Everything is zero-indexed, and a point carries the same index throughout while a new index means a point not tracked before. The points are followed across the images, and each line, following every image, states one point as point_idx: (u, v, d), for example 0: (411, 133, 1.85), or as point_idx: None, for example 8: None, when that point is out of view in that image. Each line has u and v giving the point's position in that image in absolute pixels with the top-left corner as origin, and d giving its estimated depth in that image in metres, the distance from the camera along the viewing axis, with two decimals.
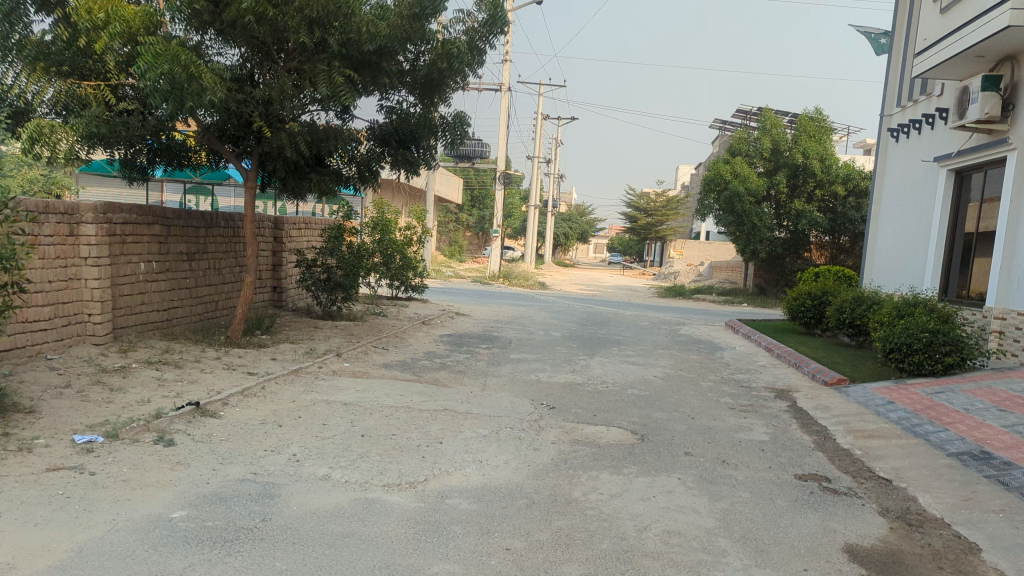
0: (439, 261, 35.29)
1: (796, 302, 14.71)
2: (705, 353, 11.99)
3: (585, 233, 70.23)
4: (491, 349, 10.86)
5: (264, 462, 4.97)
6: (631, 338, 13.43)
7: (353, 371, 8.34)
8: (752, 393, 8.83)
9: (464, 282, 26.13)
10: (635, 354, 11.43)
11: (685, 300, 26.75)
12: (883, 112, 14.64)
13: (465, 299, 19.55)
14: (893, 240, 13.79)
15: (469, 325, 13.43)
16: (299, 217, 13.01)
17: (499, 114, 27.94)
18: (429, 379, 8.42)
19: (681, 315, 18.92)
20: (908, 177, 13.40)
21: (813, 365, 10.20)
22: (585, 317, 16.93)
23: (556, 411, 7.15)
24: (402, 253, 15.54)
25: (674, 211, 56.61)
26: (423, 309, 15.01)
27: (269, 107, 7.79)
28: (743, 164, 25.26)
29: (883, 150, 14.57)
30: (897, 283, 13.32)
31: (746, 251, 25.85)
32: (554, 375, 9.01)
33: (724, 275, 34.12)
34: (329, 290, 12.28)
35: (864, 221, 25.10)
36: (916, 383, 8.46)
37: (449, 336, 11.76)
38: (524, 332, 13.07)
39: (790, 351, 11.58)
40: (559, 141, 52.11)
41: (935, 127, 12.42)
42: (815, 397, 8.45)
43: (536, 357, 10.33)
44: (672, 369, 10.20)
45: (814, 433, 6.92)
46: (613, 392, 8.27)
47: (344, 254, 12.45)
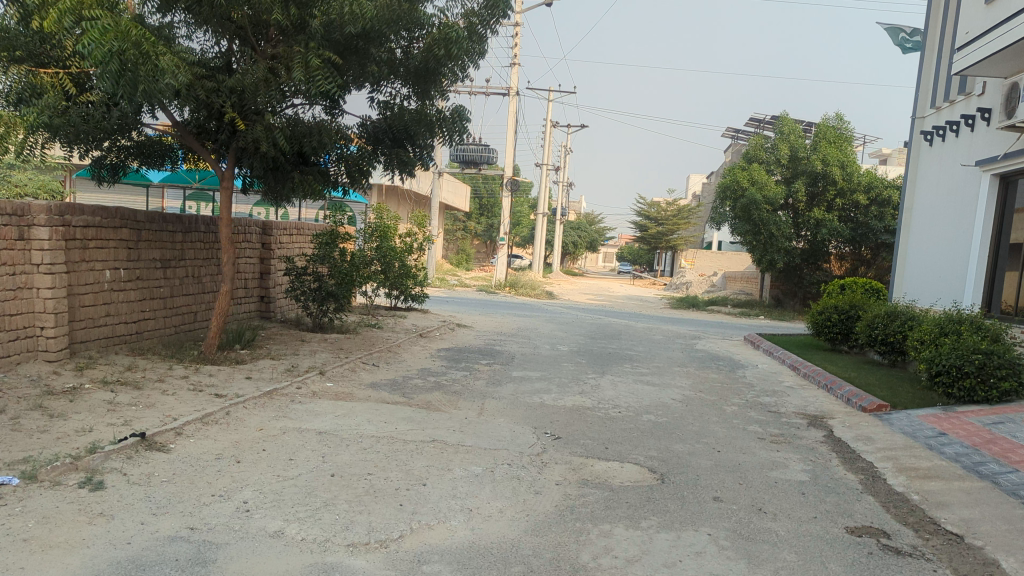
0: (445, 269, 34.46)
1: (820, 316, 13.78)
2: (725, 372, 11.05)
3: (594, 242, 69.31)
4: (493, 366, 9.98)
5: (206, 513, 4.08)
6: (644, 353, 12.51)
7: (336, 393, 7.48)
8: (782, 419, 7.90)
9: (469, 292, 25.25)
10: (649, 372, 10.52)
11: (698, 312, 25.82)
12: (915, 114, 13.77)
13: (469, 309, 18.67)
14: (927, 251, 12.84)
15: (471, 339, 12.57)
16: (290, 223, 12.23)
17: (508, 118, 27.10)
18: (421, 402, 7.54)
19: (696, 328, 18.01)
20: (944, 182, 12.49)
21: (846, 387, 9.28)
22: (595, 329, 16.02)
23: (562, 442, 6.25)
24: (401, 261, 14.70)
25: (686, 221, 55.71)
26: (422, 320, 14.15)
27: (243, 98, 6.95)
28: (761, 171, 24.35)
29: (915, 155, 13.68)
30: (931, 297, 12.37)
31: (762, 261, 24.92)
32: (560, 397, 8.12)
33: (738, 286, 33.14)
34: (319, 301, 11.44)
35: (887, 231, 24.12)
36: (967, 411, 7.55)
37: (448, 351, 10.89)
38: (529, 347, 12.18)
39: (819, 371, 10.64)
40: (569, 148, 51.24)
41: (976, 129, 11.55)
42: (854, 425, 7.54)
43: (542, 376, 9.44)
44: (690, 390, 9.29)
45: (860, 471, 6.00)
46: (626, 418, 7.36)
47: (337, 262, 11.64)
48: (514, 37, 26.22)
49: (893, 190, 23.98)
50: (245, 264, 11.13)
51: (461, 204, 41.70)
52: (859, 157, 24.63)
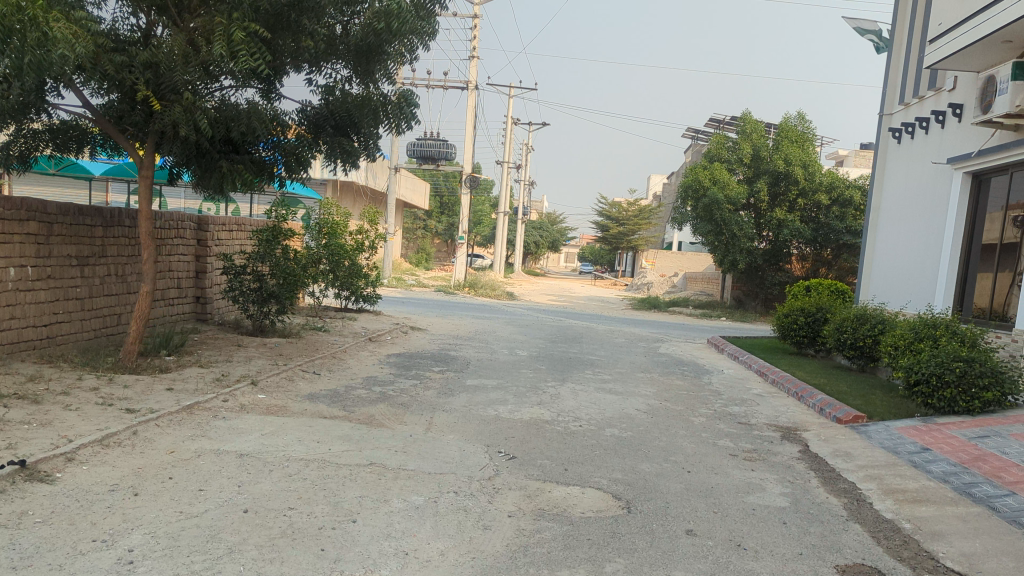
0: (403, 268, 33.64)
1: (786, 319, 13.32)
2: (691, 378, 10.50)
3: (555, 242, 68.85)
4: (445, 373, 9.29)
5: (79, 565, 3.36)
6: (606, 358, 11.90)
7: (267, 407, 6.73)
8: (754, 433, 7.34)
9: (426, 292, 24.47)
10: (612, 379, 9.91)
11: (660, 313, 25.37)
12: (882, 111, 13.42)
13: (425, 311, 17.94)
14: (894, 252, 12.49)
15: (424, 343, 11.85)
16: (229, 218, 11.43)
17: (466, 114, 26.35)
18: (363, 416, 6.83)
19: (659, 330, 17.48)
20: (912, 182, 12.16)
21: (818, 396, 8.77)
22: (555, 332, 15.39)
23: (516, 464, 5.59)
24: (351, 259, 13.92)
25: (647, 221, 55.48)
26: (373, 322, 13.39)
27: (159, 74, 6.24)
28: (723, 171, 23.97)
29: (882, 153, 13.33)
30: (900, 300, 12.00)
31: (724, 262, 24.54)
32: (516, 409, 7.47)
33: (699, 287, 32.83)
34: (259, 302, 10.66)
35: (849, 232, 23.88)
36: (949, 423, 7.04)
37: (398, 357, 10.17)
38: (485, 351, 11.50)
39: (788, 377, 10.15)
40: (530, 146, 50.67)
41: (946, 125, 11.19)
42: (831, 439, 7.01)
43: (497, 384, 8.77)
44: (655, 400, 8.70)
45: (844, 494, 5.44)
46: (588, 433, 6.74)
47: (279, 260, 10.86)
48: (473, 30, 25.55)
49: (854, 190, 23.73)
50: (177, 261, 10.32)
51: (421, 203, 40.88)
52: (821, 156, 24.37)
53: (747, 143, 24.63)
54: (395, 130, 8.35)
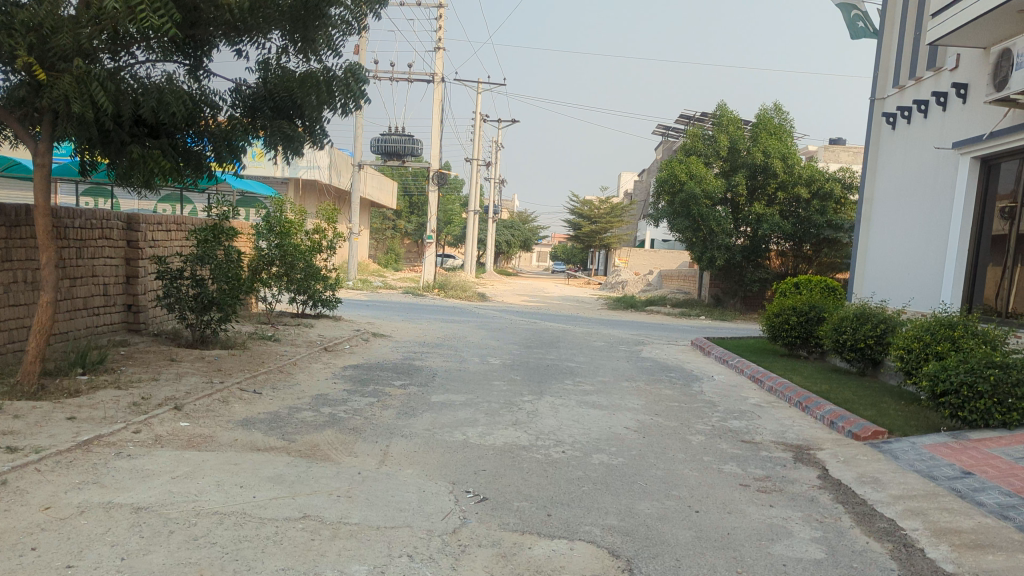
0: (370, 270, 32.41)
1: (776, 318, 12.39)
2: (681, 387, 9.51)
3: (527, 241, 67.80)
4: (407, 387, 8.22)
5: None
6: (586, 365, 10.89)
7: (189, 439, 5.62)
8: (762, 454, 6.38)
9: (393, 295, 23.31)
10: (594, 390, 8.91)
11: (637, 313, 24.44)
12: (874, 96, 12.58)
13: (389, 315, 16.80)
14: (892, 246, 11.64)
15: (385, 352, 10.76)
16: (164, 216, 10.31)
17: (433, 108, 25.20)
18: (305, 446, 5.75)
19: (639, 332, 16.50)
20: (910, 170, 11.32)
21: (825, 406, 7.85)
22: (529, 336, 14.34)
23: (487, 509, 4.56)
24: (308, 261, 12.78)
25: (619, 219, 54.61)
26: (330, 329, 12.26)
27: (47, 38, 5.25)
28: (699, 164, 23.07)
29: (875, 140, 12.48)
30: (901, 298, 11.16)
31: (702, 259, 23.67)
32: (487, 432, 6.42)
33: (675, 285, 32.01)
34: (200, 310, 9.51)
35: (830, 227, 23.08)
36: (985, 441, 6.14)
37: (356, 369, 9.08)
38: (453, 361, 10.44)
39: (787, 385, 9.22)
40: (500, 144, 49.52)
41: (949, 107, 10.35)
42: (852, 462, 6.07)
43: (465, 400, 7.71)
44: (645, 414, 7.69)
45: (886, 538, 4.47)
46: (572, 461, 5.70)
47: (220, 263, 9.71)
48: (437, 21, 24.44)
49: (834, 182, 22.88)
50: (103, 265, 9.17)
51: (388, 203, 39.63)
52: (800, 148, 23.51)
53: (723, 135, 23.76)
54: (342, 114, 7.31)
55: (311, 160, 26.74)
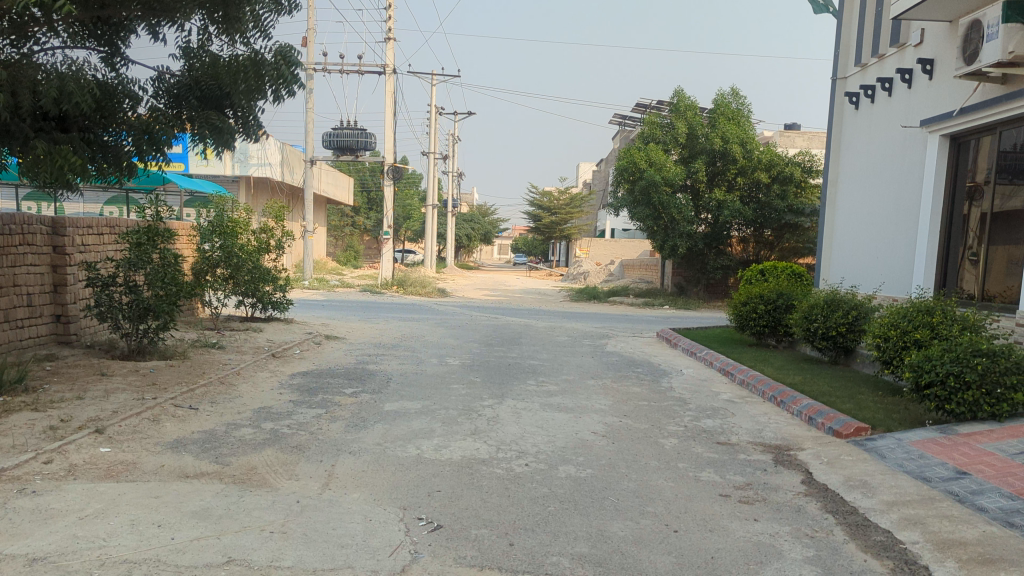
0: (327, 268, 31.59)
1: (744, 307, 12.03)
2: (649, 384, 9.06)
3: (488, 234, 67.19)
4: (358, 395, 7.65)
5: None
6: (550, 363, 10.40)
7: (109, 467, 5.01)
8: (740, 457, 5.95)
9: (350, 293, 22.60)
10: (559, 391, 8.43)
11: (600, 305, 24.03)
12: (834, 75, 12.25)
13: (344, 315, 16.10)
14: (860, 230, 11.32)
15: (337, 356, 10.16)
16: (93, 219, 9.58)
17: (385, 100, 24.50)
18: (240, 469, 5.18)
19: (603, 325, 16.05)
20: (877, 150, 11.00)
21: (803, 400, 7.47)
22: (490, 333, 13.80)
23: (443, 540, 4.05)
24: (255, 262, 12.08)
25: (578, 209, 54.29)
26: (279, 333, 11.60)
27: None
28: (658, 151, 22.68)
29: (837, 121, 12.15)
30: (871, 282, 10.84)
31: (664, 248, 23.31)
32: (444, 444, 5.90)
33: (637, 275, 31.71)
34: (136, 318, 8.74)
35: (790, 211, 22.89)
36: (976, 436, 5.82)
37: (304, 376, 8.48)
38: (409, 363, 9.88)
39: (760, 378, 8.83)
40: (456, 136, 48.76)
41: (915, 84, 10.03)
42: (837, 463, 5.68)
43: (421, 408, 7.18)
44: (612, 416, 7.22)
45: (885, 555, 4.07)
46: (536, 476, 5.20)
47: (154, 266, 8.93)
48: (387, 10, 23.70)
49: (793, 166, 22.66)
50: (26, 274, 8.43)
51: (344, 199, 38.63)
52: (758, 133, 23.25)
53: (682, 121, 23.39)
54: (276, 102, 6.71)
55: (262, 156, 25.86)
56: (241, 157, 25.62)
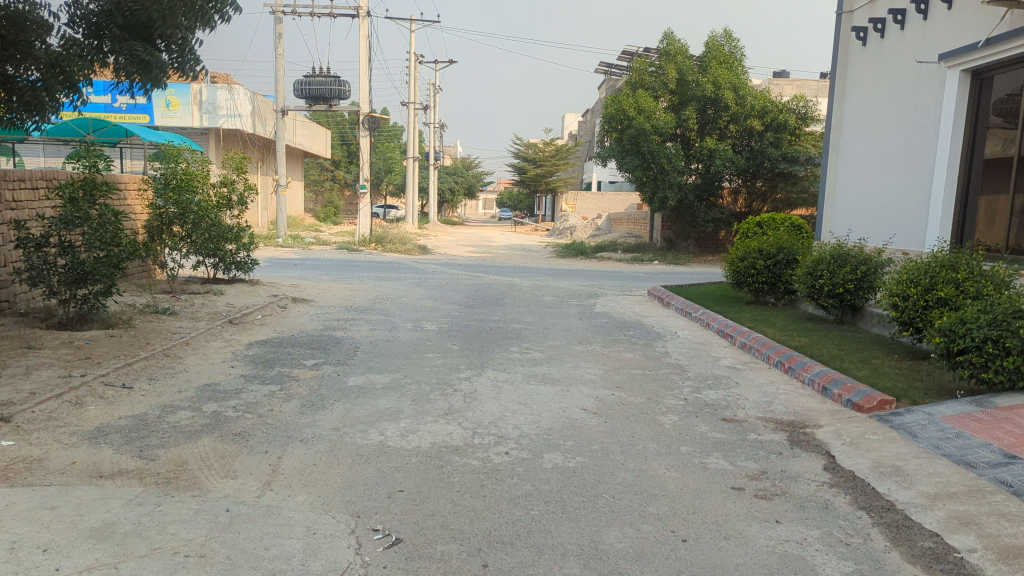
0: (304, 225, 30.55)
1: (741, 263, 11.25)
2: (642, 350, 8.30)
3: (472, 189, 66.02)
4: (321, 369, 6.85)
5: None
6: (535, 326, 9.62)
7: (7, 466, 4.19)
8: (751, 438, 5.22)
9: (327, 251, 21.69)
10: (545, 359, 7.66)
11: (587, 261, 23.24)
12: (840, 10, 11.41)
13: (318, 275, 15.22)
14: (866, 177, 10.55)
15: (304, 321, 9.34)
16: (24, 171, 8.63)
17: (359, 46, 23.30)
18: (169, 464, 4.38)
19: (591, 282, 15.27)
20: (887, 89, 10.22)
21: (815, 368, 6.75)
22: (472, 293, 12.99)
23: (400, 560, 3.28)
24: (216, 219, 11.20)
25: (564, 161, 53.28)
26: (243, 296, 10.75)
27: None
28: (647, 97, 21.72)
29: (842, 60, 11.36)
30: (879, 234, 10.12)
31: (653, 200, 22.48)
32: (412, 428, 5.11)
33: (625, 229, 30.92)
34: (73, 283, 7.84)
35: (784, 160, 22.10)
36: (1018, 411, 5.12)
37: (262, 346, 7.66)
38: (382, 328, 9.09)
39: (763, 341, 8.10)
40: (437, 87, 47.36)
41: (933, 15, 9.24)
42: (864, 445, 4.96)
43: (389, 383, 6.40)
44: (603, 389, 6.45)
45: (942, 569, 3.35)
46: (517, 468, 4.43)
47: (92, 223, 8.03)
48: None
49: (787, 113, 21.79)
50: None
51: (321, 152, 37.43)
52: (751, 78, 22.32)
53: (671, 66, 22.40)
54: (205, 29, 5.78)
55: (231, 108, 24.70)
56: (209, 108, 24.47)
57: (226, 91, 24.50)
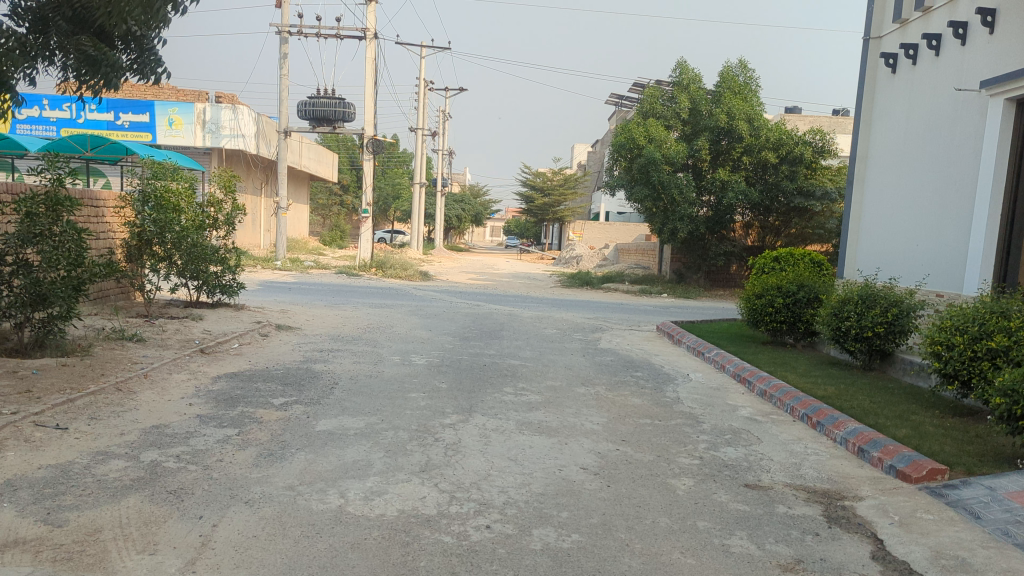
0: (306, 247, 29.91)
1: (758, 300, 10.48)
2: (651, 395, 7.51)
3: (479, 216, 65.49)
4: (290, 410, 6.08)
5: None
6: (534, 364, 8.84)
7: None
8: (782, 512, 4.42)
9: (326, 275, 21.00)
10: (542, 403, 6.88)
11: (593, 292, 22.48)
12: (867, 35, 10.79)
13: (309, 301, 14.47)
14: (896, 212, 9.81)
15: (282, 352, 8.58)
16: None
17: (366, 67, 22.77)
18: (77, 532, 3.59)
19: (597, 316, 14.47)
20: (919, 119, 9.51)
21: (848, 424, 5.97)
22: (470, 324, 12.22)
23: None
24: (199, 239, 10.49)
25: (573, 190, 52.74)
26: (223, 322, 10.00)
27: None
28: (658, 126, 21.07)
29: (869, 88, 10.72)
30: (909, 274, 9.37)
31: (663, 231, 21.74)
32: (379, 490, 4.34)
33: (632, 260, 30.19)
34: (28, 306, 7.01)
35: (799, 194, 21.40)
36: None
37: (230, 381, 6.89)
38: (367, 362, 8.32)
39: (785, 389, 7.31)
40: (447, 112, 46.93)
41: (971, 39, 8.58)
42: (916, 527, 4.17)
43: (364, 429, 5.64)
44: (607, 443, 5.66)
45: None
46: (499, 548, 3.65)
47: (56, 240, 7.20)
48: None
49: (804, 146, 21.09)
50: None
51: (327, 174, 36.93)
52: (766, 109, 21.70)
53: (684, 95, 21.79)
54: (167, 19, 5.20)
55: (234, 126, 24.16)
56: (212, 127, 23.91)
57: (230, 110, 23.97)
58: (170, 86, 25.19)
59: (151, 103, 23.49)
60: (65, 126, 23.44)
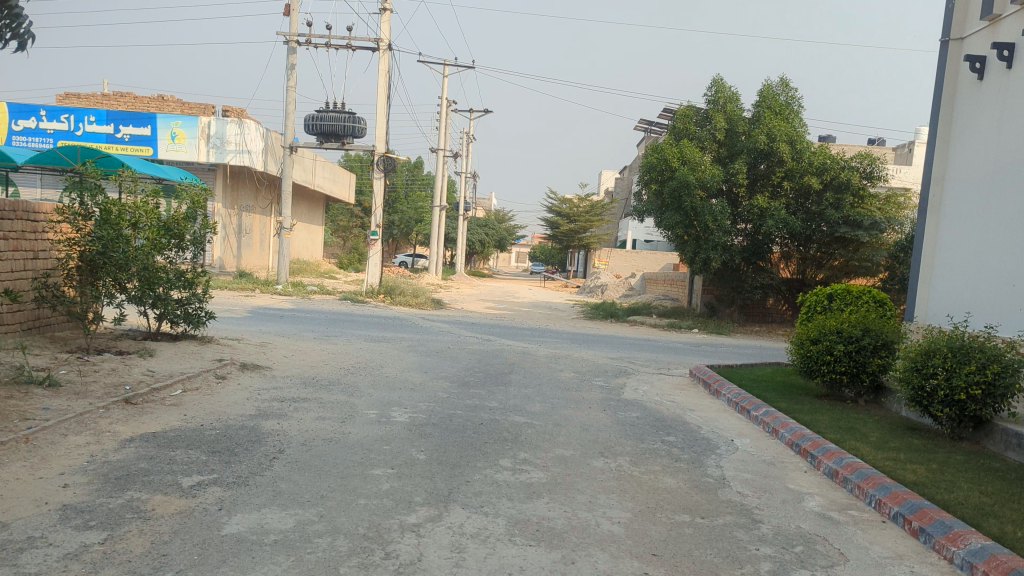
0: (315, 270, 28.54)
1: (813, 346, 8.75)
2: (689, 473, 5.82)
3: (502, 241, 64.06)
4: (199, 496, 4.48)
5: None
6: (542, 422, 7.18)
7: None
8: None
9: (329, 301, 19.49)
10: (546, 485, 5.21)
11: (617, 325, 20.77)
12: (947, 37, 9.13)
13: (298, 331, 12.89)
14: (987, 245, 8.11)
15: (232, 402, 6.97)
16: None
17: (379, 80, 21.40)
18: None
19: (623, 355, 12.75)
20: (1016, 133, 7.82)
21: (970, 540, 4.27)
22: (474, 364, 10.57)
23: None
24: (156, 262, 9.02)
25: (599, 217, 51.17)
26: (177, 359, 8.47)
27: None
28: (692, 147, 19.39)
29: (948, 98, 9.07)
30: (1006, 322, 7.65)
31: (695, 261, 19.96)
32: None
33: (660, 291, 28.46)
34: None
35: (844, 223, 19.64)
36: None
37: (141, 448, 5.28)
38: (334, 418, 6.71)
39: (865, 472, 5.59)
40: (470, 134, 45.62)
41: None
42: None
43: (287, 533, 4.02)
44: (630, 562, 3.98)
45: None
46: None
47: None
48: None
49: (850, 171, 19.38)
50: None
51: (342, 195, 35.66)
52: (809, 131, 20.01)
53: (720, 115, 20.15)
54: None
55: (240, 142, 22.83)
56: (217, 142, 22.63)
57: (236, 125, 22.68)
58: (174, 98, 24.07)
59: (153, 116, 22.38)
60: (62, 139, 22.35)
